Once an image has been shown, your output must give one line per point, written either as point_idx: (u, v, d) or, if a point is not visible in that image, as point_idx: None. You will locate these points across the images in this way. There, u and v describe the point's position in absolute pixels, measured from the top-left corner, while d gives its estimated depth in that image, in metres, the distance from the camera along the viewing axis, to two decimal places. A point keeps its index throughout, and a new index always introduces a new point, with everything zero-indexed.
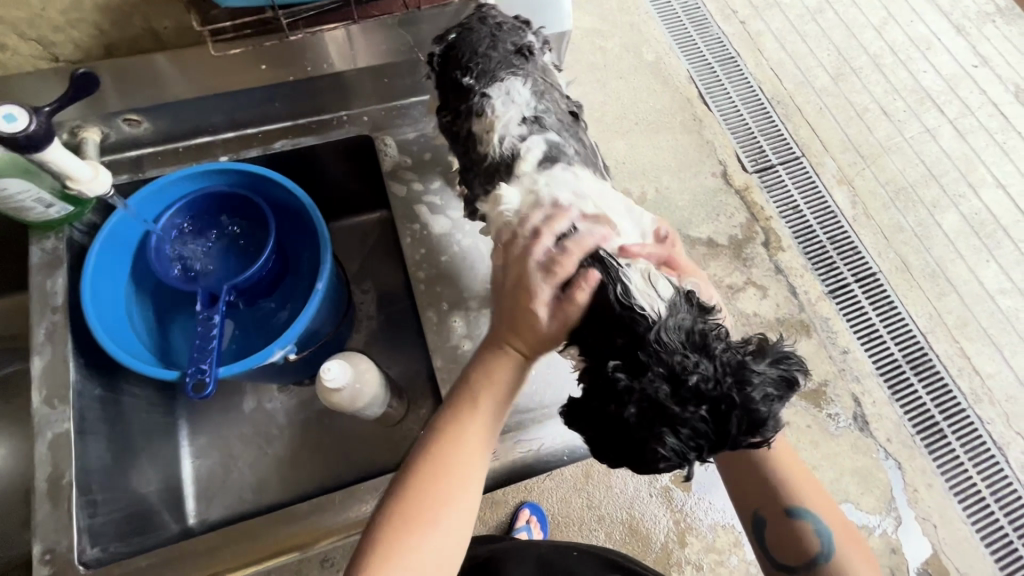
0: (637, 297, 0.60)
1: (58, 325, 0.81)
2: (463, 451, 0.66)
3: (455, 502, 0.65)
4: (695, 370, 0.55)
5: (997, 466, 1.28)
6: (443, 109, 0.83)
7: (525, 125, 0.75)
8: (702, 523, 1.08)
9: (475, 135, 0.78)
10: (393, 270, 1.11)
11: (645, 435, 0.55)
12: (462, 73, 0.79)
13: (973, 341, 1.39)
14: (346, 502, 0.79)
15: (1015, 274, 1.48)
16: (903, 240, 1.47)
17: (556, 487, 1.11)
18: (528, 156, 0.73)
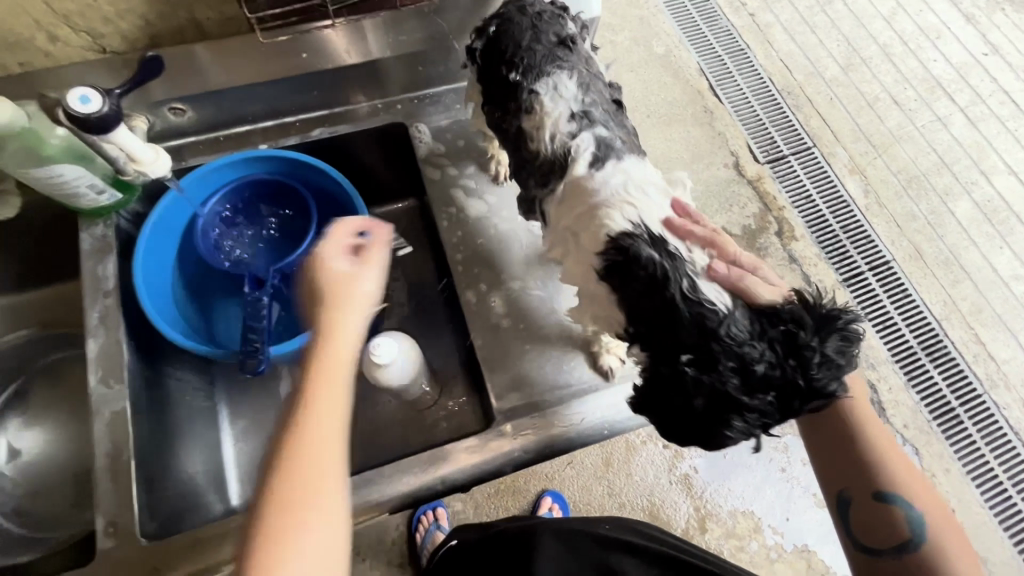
0: (702, 292, 0.67)
1: (111, 308, 0.84)
2: (310, 445, 0.53)
3: (309, 521, 0.51)
4: (760, 364, 0.64)
5: (1012, 449, 1.30)
6: (490, 104, 0.88)
7: (575, 121, 0.81)
8: (721, 509, 1.10)
9: (525, 133, 0.84)
10: (422, 256, 1.12)
11: (718, 423, 0.66)
12: (509, 69, 0.85)
13: (988, 327, 1.40)
14: (392, 475, 0.81)
15: None
16: (916, 228, 1.48)
17: (577, 476, 1.09)
18: (581, 159, 0.81)
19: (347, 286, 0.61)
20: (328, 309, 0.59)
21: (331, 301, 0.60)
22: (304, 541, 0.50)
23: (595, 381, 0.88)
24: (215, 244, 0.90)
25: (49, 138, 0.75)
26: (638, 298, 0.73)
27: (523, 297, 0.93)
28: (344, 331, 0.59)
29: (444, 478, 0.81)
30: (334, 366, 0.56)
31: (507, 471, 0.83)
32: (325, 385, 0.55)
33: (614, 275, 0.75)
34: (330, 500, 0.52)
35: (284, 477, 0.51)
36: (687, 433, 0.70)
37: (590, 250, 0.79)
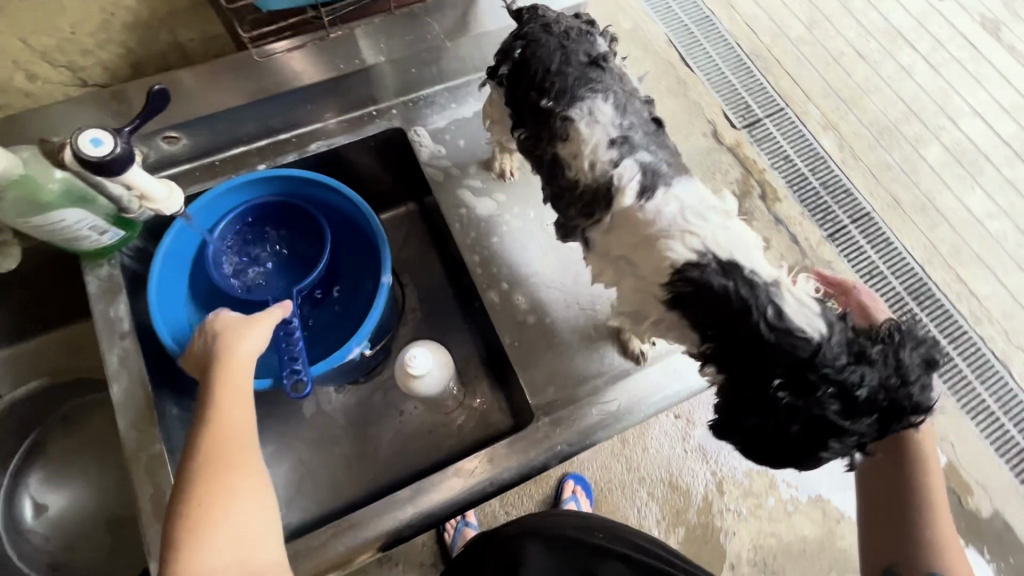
0: (788, 320, 0.65)
1: (131, 350, 0.81)
2: (233, 429, 0.65)
3: (238, 483, 0.61)
4: (864, 391, 0.62)
5: (1000, 378, 1.34)
6: (518, 128, 0.83)
7: (615, 148, 0.75)
8: (736, 471, 1.21)
9: (562, 160, 0.79)
10: (429, 259, 1.10)
11: (813, 445, 0.65)
12: (540, 96, 0.79)
13: (968, 267, 1.46)
14: (439, 481, 0.81)
15: (1000, 198, 1.54)
16: (892, 177, 1.52)
17: (595, 458, 1.23)
18: (628, 187, 0.75)
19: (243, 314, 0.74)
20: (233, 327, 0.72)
21: (234, 322, 0.73)
22: (238, 501, 0.60)
23: (623, 367, 0.90)
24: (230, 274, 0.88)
25: (47, 183, 0.71)
26: (714, 326, 0.70)
27: (543, 290, 0.94)
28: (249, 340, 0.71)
29: (490, 479, 0.82)
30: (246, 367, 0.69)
31: (551, 463, 0.84)
32: (240, 380, 0.68)
33: (683, 305, 0.71)
34: (253, 472, 0.63)
35: (215, 453, 0.62)
36: (775, 453, 0.69)
37: (651, 281, 0.74)
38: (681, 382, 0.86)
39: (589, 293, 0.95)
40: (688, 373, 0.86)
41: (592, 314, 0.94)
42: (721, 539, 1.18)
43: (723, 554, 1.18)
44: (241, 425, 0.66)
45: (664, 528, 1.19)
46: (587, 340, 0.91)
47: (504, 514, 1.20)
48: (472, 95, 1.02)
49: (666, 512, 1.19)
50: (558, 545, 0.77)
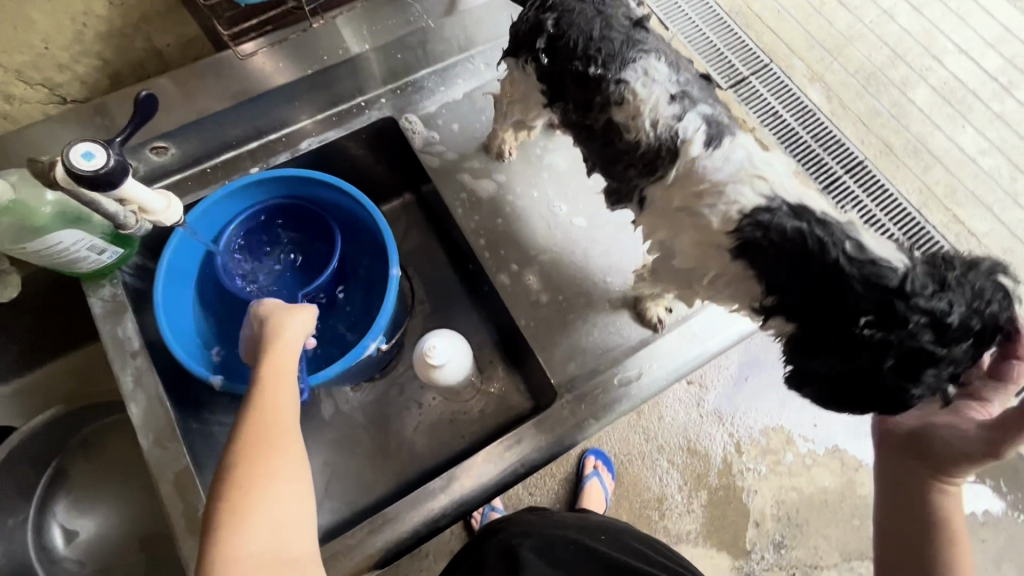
0: (869, 251, 0.63)
1: (144, 369, 0.80)
2: (276, 409, 0.63)
3: (281, 468, 0.59)
4: (959, 314, 0.60)
5: None
6: (561, 101, 0.81)
7: (677, 103, 0.73)
8: (754, 431, 1.22)
9: (619, 125, 0.76)
10: (432, 249, 1.08)
11: (905, 380, 0.62)
12: (586, 64, 0.76)
13: (965, 206, 1.45)
14: (469, 467, 0.81)
15: (991, 134, 1.53)
16: (882, 124, 1.51)
17: (614, 431, 1.24)
18: (695, 139, 0.71)
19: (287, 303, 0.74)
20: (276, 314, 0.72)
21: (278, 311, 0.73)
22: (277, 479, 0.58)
23: (640, 338, 0.90)
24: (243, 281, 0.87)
25: (40, 207, 0.70)
26: (784, 272, 0.67)
27: (555, 266, 0.94)
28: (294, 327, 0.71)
29: (519, 460, 0.81)
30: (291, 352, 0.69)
31: (577, 440, 0.83)
32: (286, 364, 0.68)
33: (752, 252, 0.68)
34: (295, 458, 0.60)
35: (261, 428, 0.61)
36: (862, 397, 0.66)
37: (717, 230, 0.71)
38: (708, 344, 0.86)
39: (599, 266, 0.95)
40: (712, 333, 0.86)
41: (603, 287, 0.93)
42: (745, 498, 1.19)
43: (748, 513, 1.19)
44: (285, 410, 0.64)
45: (687, 493, 1.20)
46: (599, 314, 0.91)
47: (528, 494, 1.22)
48: (460, 77, 1.00)
49: (688, 478, 1.20)
50: (564, 542, 0.75)
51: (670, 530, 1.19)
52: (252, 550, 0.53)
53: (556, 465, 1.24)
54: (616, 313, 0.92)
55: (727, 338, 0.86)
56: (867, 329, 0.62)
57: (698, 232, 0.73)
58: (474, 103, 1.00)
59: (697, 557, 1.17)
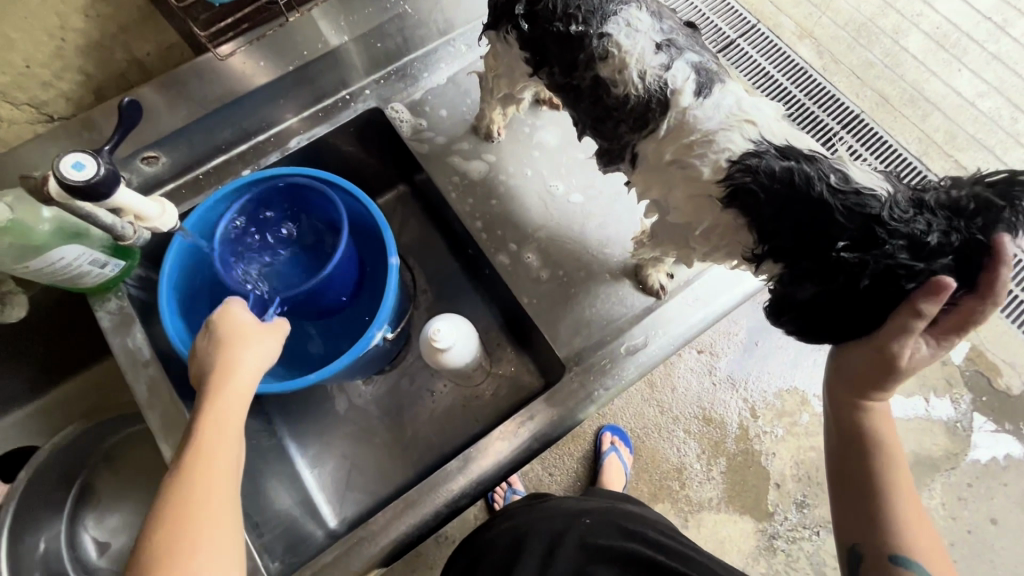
0: (853, 183, 0.64)
1: (157, 377, 0.81)
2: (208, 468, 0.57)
3: (201, 545, 0.52)
4: (937, 232, 0.60)
5: None
6: (544, 65, 0.79)
7: (664, 52, 0.71)
8: (768, 393, 1.23)
9: (606, 81, 0.74)
10: (432, 238, 1.08)
11: (880, 300, 0.62)
12: (567, 22, 0.74)
13: (966, 151, 1.43)
14: (484, 445, 0.82)
15: (987, 75, 1.50)
16: (876, 75, 1.48)
17: (628, 406, 1.25)
18: (684, 88, 0.71)
19: (243, 330, 0.68)
20: (226, 347, 0.66)
21: (228, 343, 0.66)
22: (198, 560, 0.51)
23: (643, 307, 0.90)
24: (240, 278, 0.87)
25: (37, 225, 0.70)
26: (778, 214, 0.67)
27: (553, 243, 0.94)
28: (243, 366, 0.64)
29: (531, 437, 0.82)
30: (237, 396, 0.63)
31: (588, 412, 0.84)
32: (231, 411, 0.61)
33: (742, 198, 0.68)
34: (217, 535, 0.53)
35: (193, 491, 0.54)
36: (837, 324, 0.66)
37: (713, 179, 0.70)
38: (711, 303, 0.86)
39: (599, 237, 0.95)
40: (714, 292, 0.87)
41: (603, 259, 0.93)
42: (764, 462, 1.20)
43: (768, 475, 1.19)
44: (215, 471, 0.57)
45: (705, 462, 1.20)
46: (601, 288, 0.91)
47: (548, 475, 1.23)
48: (442, 61, 1.00)
49: (705, 446, 1.21)
50: (552, 532, 0.74)
51: (691, 498, 1.19)
52: None
53: (573, 445, 1.25)
54: (618, 284, 0.92)
55: (729, 297, 0.86)
56: (846, 252, 0.63)
57: (689, 183, 0.72)
58: (459, 86, 1.00)
59: (720, 523, 1.18)
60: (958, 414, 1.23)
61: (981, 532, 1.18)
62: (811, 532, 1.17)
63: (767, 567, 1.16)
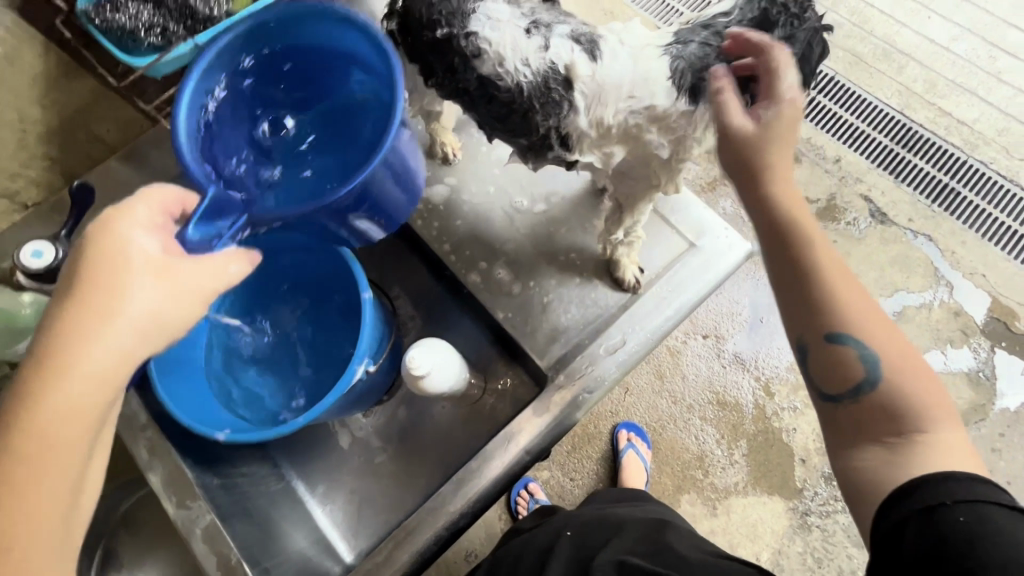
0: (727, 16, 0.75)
1: (155, 439, 0.83)
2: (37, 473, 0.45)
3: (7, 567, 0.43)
4: None
5: (999, 185, 1.33)
6: (433, 78, 0.78)
7: (538, 35, 0.74)
8: (779, 368, 1.23)
9: (488, 80, 0.75)
10: (413, 265, 1.09)
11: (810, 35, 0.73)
12: (433, 29, 0.74)
13: (948, 97, 1.40)
14: (477, 468, 0.82)
15: (961, 17, 1.46)
16: (847, 35, 1.46)
17: (639, 400, 1.24)
18: (575, 60, 0.74)
19: (130, 271, 0.49)
20: (81, 315, 0.47)
21: (85, 313, 0.47)
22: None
23: (618, 304, 0.91)
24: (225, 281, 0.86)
25: (19, 309, 0.73)
26: None
27: (524, 257, 0.95)
28: (115, 333, 0.48)
29: (527, 449, 0.83)
30: (79, 407, 0.46)
31: (578, 417, 0.85)
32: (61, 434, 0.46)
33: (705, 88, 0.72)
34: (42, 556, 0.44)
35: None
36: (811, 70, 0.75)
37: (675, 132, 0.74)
38: (686, 290, 0.89)
39: (573, 242, 0.96)
40: (687, 281, 0.90)
41: (576, 263, 0.95)
42: (786, 439, 1.19)
43: (792, 452, 1.18)
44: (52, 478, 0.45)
45: (725, 447, 1.19)
46: (579, 292, 0.93)
47: (570, 481, 1.21)
48: None
49: (724, 431, 1.20)
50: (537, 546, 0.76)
51: (717, 485, 1.18)
52: None
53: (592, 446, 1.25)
54: (598, 286, 0.93)
55: (703, 282, 0.89)
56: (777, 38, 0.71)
57: None
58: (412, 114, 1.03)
59: (749, 507, 1.17)
60: (978, 363, 1.22)
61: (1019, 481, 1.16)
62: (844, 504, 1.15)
63: (804, 545, 1.14)
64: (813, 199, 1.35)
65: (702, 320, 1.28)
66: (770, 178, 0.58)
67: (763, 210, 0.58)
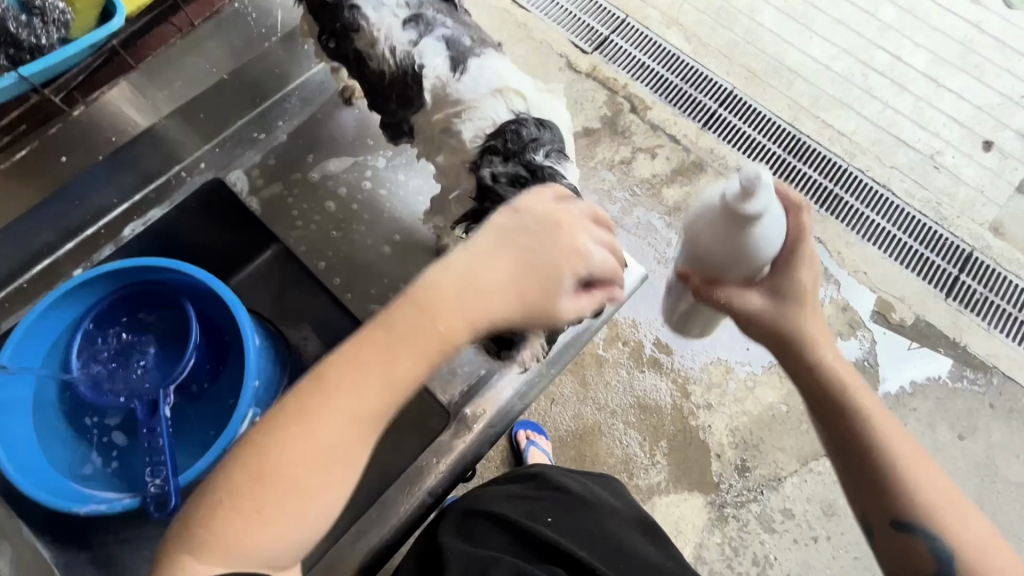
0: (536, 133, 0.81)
1: (2, 518, 0.73)
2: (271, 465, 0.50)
3: (269, 513, 0.49)
4: None
5: (875, 191, 1.46)
6: (322, 36, 0.89)
7: (413, 30, 0.85)
8: (694, 369, 1.28)
9: (363, 53, 0.87)
10: (311, 297, 0.98)
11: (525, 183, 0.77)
12: (326, 38, 0.89)
13: (829, 110, 1.53)
14: (389, 507, 0.83)
15: (838, 38, 1.60)
16: (741, 52, 1.57)
17: (565, 409, 1.26)
18: (440, 65, 0.84)
19: None
20: (307, 404, 0.51)
21: None
22: (264, 531, 0.49)
23: None
24: (113, 354, 0.83)
25: None
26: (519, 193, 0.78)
27: None
28: None
29: (430, 491, 0.84)
30: (332, 446, 0.51)
31: (481, 451, 0.89)
32: (322, 478, 0.51)
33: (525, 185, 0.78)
34: (302, 521, 0.50)
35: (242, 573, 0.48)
36: None
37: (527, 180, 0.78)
38: (586, 320, 0.97)
39: None
40: None
41: None
42: (703, 436, 1.24)
43: (708, 448, 1.24)
44: (286, 463, 0.50)
45: (647, 448, 1.23)
46: None
47: None
48: (280, 118, 0.98)
49: (645, 433, 1.24)
50: (478, 514, 0.74)
51: (641, 486, 1.22)
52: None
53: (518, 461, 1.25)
54: None
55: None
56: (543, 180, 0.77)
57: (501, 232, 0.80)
58: (306, 138, 0.99)
59: (672, 504, 1.21)
60: (864, 352, 1.34)
61: None
62: (756, 494, 1.22)
63: (723, 537, 1.20)
64: None
65: (621, 327, 1.31)
66: (444, 312, 0.52)
67: (478, 324, 0.54)
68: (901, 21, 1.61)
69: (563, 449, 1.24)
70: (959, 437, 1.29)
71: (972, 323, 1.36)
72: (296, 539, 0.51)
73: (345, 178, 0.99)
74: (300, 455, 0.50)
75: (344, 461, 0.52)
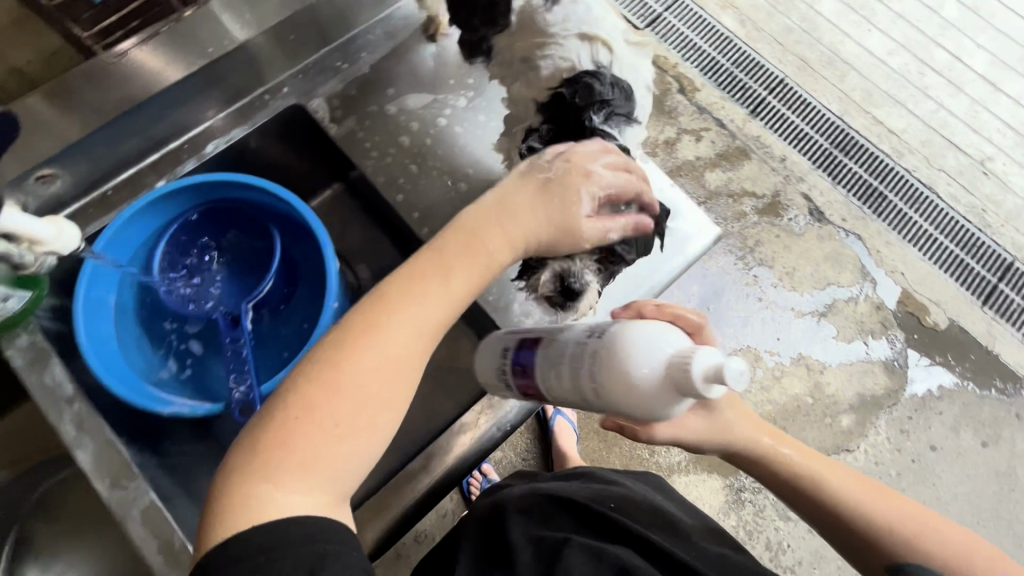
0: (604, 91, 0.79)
1: (84, 413, 0.75)
2: (348, 371, 0.50)
3: (343, 416, 0.49)
4: None
5: (919, 193, 1.43)
6: None
7: None
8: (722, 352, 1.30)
9: None
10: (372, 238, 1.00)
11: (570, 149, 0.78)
12: None
13: (881, 107, 1.49)
14: (448, 442, 0.82)
15: (897, 33, 1.55)
16: (796, 40, 1.54)
17: None
18: None
19: None
20: (375, 317, 0.53)
21: None
22: (344, 442, 0.49)
23: None
24: (190, 266, 0.84)
25: None
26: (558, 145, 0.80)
27: None
28: None
29: (500, 423, 0.82)
30: (403, 358, 0.53)
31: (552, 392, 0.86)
32: (396, 391, 0.52)
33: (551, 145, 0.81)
34: (371, 428, 0.51)
35: (320, 499, 0.48)
36: None
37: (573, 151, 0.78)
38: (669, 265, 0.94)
39: None
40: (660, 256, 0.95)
41: None
42: None
43: None
44: (368, 369, 0.51)
45: None
46: None
47: (522, 461, 1.23)
48: (363, 50, 0.97)
49: None
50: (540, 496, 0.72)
51: (662, 464, 1.22)
52: (307, 498, 0.47)
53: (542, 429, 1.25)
54: None
55: (683, 259, 0.96)
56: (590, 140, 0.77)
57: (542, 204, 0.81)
58: (382, 75, 0.98)
59: (692, 484, 1.22)
60: (894, 353, 1.32)
61: (923, 461, 1.27)
62: None
63: (738, 520, 1.21)
64: (759, 195, 1.42)
65: None
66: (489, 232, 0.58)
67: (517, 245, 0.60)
68: (964, 20, 1.57)
69: (588, 421, 1.25)
70: (983, 444, 1.28)
71: (1006, 333, 1.34)
72: (370, 452, 0.51)
73: (419, 115, 0.98)
74: (380, 357, 0.52)
75: (416, 365, 0.53)
